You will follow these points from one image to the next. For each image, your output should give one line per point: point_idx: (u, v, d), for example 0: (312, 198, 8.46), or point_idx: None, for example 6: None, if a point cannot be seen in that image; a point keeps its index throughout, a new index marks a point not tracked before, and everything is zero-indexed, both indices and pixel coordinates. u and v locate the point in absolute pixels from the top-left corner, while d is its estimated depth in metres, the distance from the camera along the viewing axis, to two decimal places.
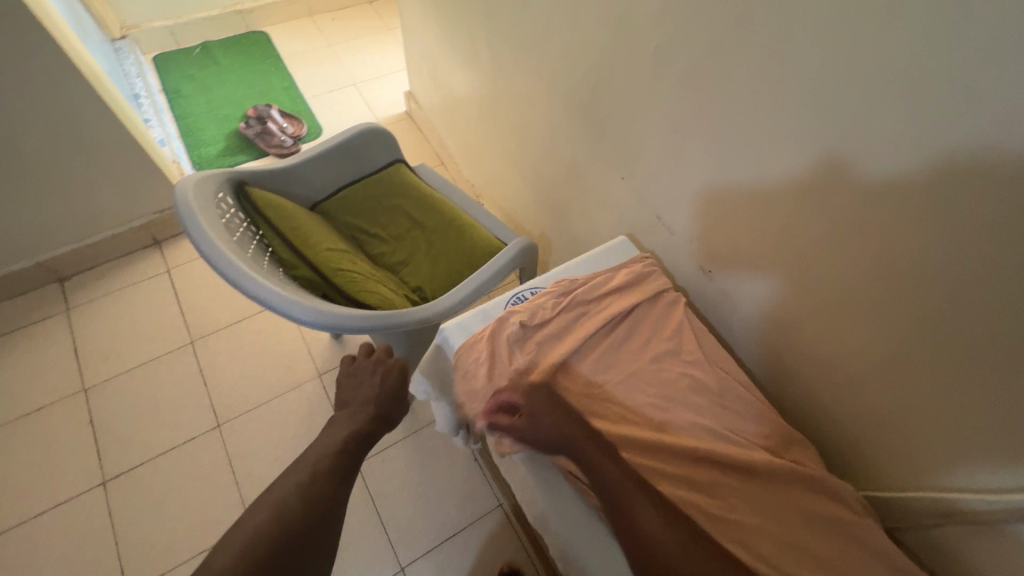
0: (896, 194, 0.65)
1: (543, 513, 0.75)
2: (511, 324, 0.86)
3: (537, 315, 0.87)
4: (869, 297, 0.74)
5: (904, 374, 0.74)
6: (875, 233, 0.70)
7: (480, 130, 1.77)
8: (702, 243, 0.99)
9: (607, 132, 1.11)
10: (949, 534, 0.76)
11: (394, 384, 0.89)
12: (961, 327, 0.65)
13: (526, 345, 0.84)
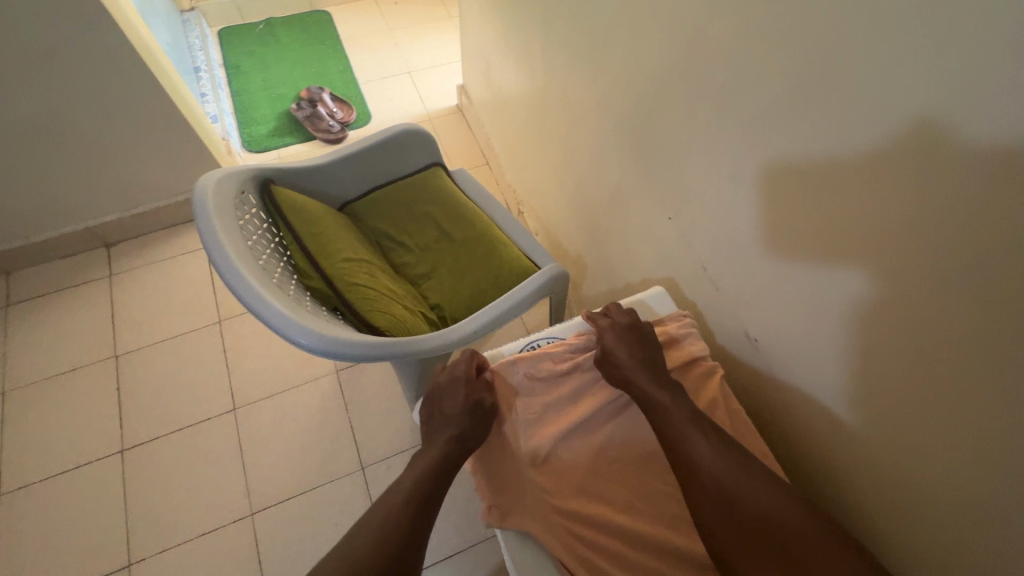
0: (1004, 308, 0.52)
1: None
2: (518, 378, 0.82)
3: (547, 374, 0.83)
4: (949, 414, 0.61)
5: (984, 514, 0.61)
6: (967, 345, 0.56)
7: (527, 136, 1.68)
8: (751, 306, 0.87)
9: (658, 164, 1.00)
10: None
11: (460, 397, 0.77)
12: None
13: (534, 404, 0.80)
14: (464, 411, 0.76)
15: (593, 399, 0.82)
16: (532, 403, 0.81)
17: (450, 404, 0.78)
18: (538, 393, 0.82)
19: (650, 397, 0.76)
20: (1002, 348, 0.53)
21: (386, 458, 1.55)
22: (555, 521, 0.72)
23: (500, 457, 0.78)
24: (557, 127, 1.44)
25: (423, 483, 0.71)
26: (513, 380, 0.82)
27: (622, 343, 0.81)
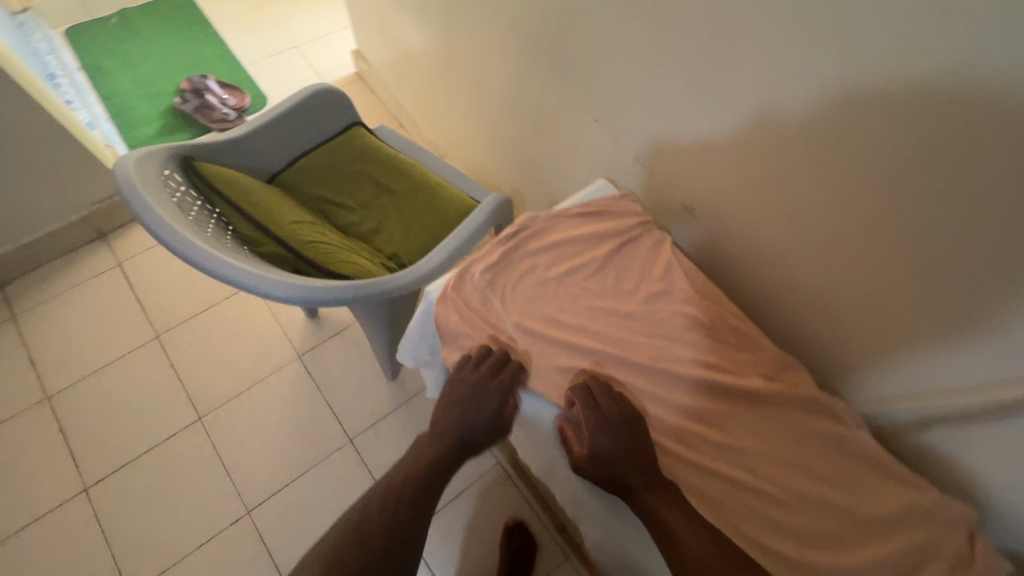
0: (883, 108, 0.64)
1: (551, 463, 0.76)
2: (481, 280, 0.81)
3: (508, 271, 0.82)
4: (854, 214, 0.74)
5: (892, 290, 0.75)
6: (860, 150, 0.68)
7: (436, 87, 1.69)
8: (683, 180, 0.97)
9: (576, 73, 1.07)
10: (927, 437, 0.78)
11: (491, 410, 0.75)
12: (944, 235, 0.65)
13: (504, 293, 0.81)
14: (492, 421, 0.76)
15: (564, 280, 0.82)
16: (501, 294, 0.81)
17: (479, 410, 0.75)
18: (504, 283, 0.82)
19: (650, 512, 0.66)
20: (886, 139, 0.65)
21: (371, 426, 1.56)
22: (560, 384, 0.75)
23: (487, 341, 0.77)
24: (466, 67, 1.45)
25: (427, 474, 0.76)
26: (475, 281, 0.81)
27: (614, 449, 0.68)
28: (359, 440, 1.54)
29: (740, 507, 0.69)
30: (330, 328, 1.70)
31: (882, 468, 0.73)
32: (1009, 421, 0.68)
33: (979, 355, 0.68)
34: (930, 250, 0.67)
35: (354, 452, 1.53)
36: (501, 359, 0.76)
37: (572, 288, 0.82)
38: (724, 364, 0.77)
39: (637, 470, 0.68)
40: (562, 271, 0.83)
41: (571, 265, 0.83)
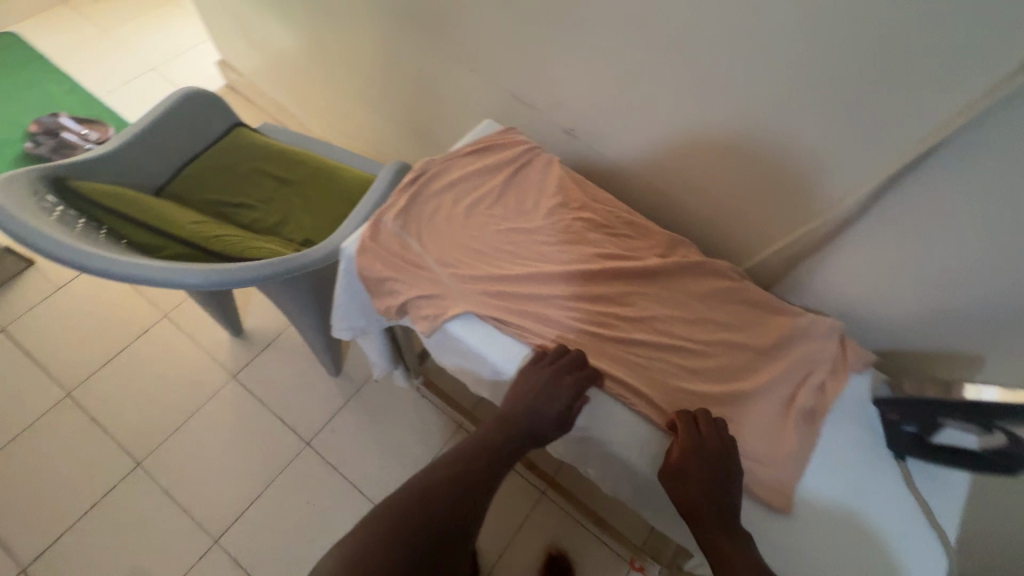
0: None
1: (499, 380, 0.80)
2: (397, 227, 0.84)
3: (418, 215, 0.87)
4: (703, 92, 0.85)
5: (746, 151, 0.86)
6: (693, 29, 0.79)
7: (312, 79, 1.67)
8: (559, 105, 1.05)
9: (443, 25, 1.12)
10: (801, 275, 0.93)
11: (560, 406, 0.73)
12: (773, 87, 0.77)
13: (418, 234, 0.85)
14: (560, 416, 0.74)
15: (471, 213, 0.88)
16: (416, 235, 0.85)
17: (548, 405, 0.73)
18: (417, 225, 0.86)
19: (709, 537, 0.65)
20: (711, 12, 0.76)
21: (326, 425, 1.55)
22: (487, 302, 0.81)
23: (412, 280, 0.82)
24: (340, 50, 1.45)
25: (488, 461, 0.73)
26: (392, 227, 0.84)
27: (696, 472, 0.68)
28: (317, 442, 1.53)
29: (661, 364, 0.79)
30: (260, 342, 1.65)
31: (768, 307, 0.86)
32: (846, 239, 0.84)
33: (815, 192, 0.83)
34: (767, 104, 0.79)
35: (315, 454, 1.51)
36: (585, 365, 0.76)
37: (479, 216, 0.88)
38: (625, 254, 0.87)
39: (712, 504, 0.67)
40: (466, 205, 0.89)
41: (473, 197, 0.90)
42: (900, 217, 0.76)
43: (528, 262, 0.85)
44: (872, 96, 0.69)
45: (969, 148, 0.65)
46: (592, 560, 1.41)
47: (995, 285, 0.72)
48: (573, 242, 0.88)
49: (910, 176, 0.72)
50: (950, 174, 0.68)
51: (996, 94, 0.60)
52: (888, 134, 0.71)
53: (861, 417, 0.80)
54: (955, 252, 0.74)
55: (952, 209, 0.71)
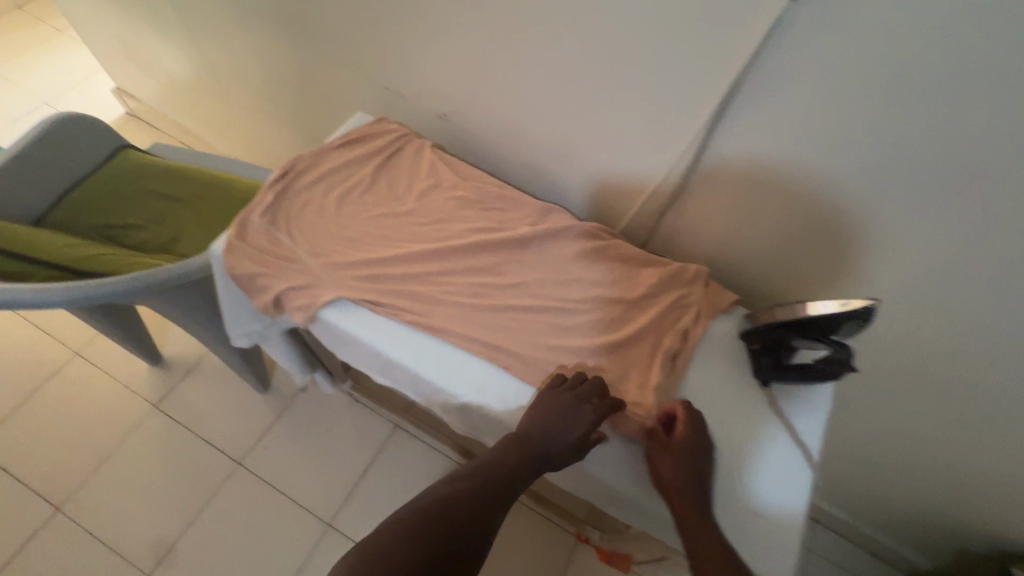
0: None
1: (383, 363, 0.81)
2: (265, 224, 0.85)
3: (288, 210, 0.87)
4: (548, 62, 0.88)
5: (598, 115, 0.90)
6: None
7: (206, 97, 1.65)
8: (430, 92, 1.07)
9: (312, 25, 1.13)
10: (669, 228, 0.98)
11: (581, 430, 0.71)
12: (603, 47, 0.81)
13: (288, 229, 0.86)
14: (579, 441, 0.72)
15: (344, 203, 0.90)
16: (286, 230, 0.86)
17: (568, 430, 0.71)
18: (288, 220, 0.86)
19: (682, 518, 0.67)
20: None
21: (258, 442, 1.53)
22: (360, 286, 0.82)
23: (283, 273, 0.82)
24: (221, 60, 1.43)
25: (502, 483, 0.69)
26: (260, 224, 0.85)
27: (677, 456, 0.70)
28: (250, 461, 1.50)
29: (536, 326, 0.82)
30: (181, 368, 1.61)
31: (639, 260, 0.90)
32: (693, 196, 0.90)
33: (656, 146, 0.88)
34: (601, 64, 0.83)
35: (248, 473, 1.48)
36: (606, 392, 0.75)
37: (351, 205, 0.90)
38: (497, 225, 0.90)
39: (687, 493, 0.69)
40: (338, 195, 0.90)
41: (343, 188, 0.91)
42: (731, 187, 0.85)
43: (402, 243, 0.87)
44: (679, 45, 0.75)
45: (760, 86, 0.72)
46: (545, 537, 1.47)
47: (814, 230, 0.82)
48: (446, 220, 0.90)
49: (728, 113, 0.78)
50: (756, 140, 0.78)
51: (768, 31, 0.67)
52: (698, 80, 0.77)
53: (728, 354, 0.84)
54: (779, 209, 0.83)
55: (766, 172, 0.80)
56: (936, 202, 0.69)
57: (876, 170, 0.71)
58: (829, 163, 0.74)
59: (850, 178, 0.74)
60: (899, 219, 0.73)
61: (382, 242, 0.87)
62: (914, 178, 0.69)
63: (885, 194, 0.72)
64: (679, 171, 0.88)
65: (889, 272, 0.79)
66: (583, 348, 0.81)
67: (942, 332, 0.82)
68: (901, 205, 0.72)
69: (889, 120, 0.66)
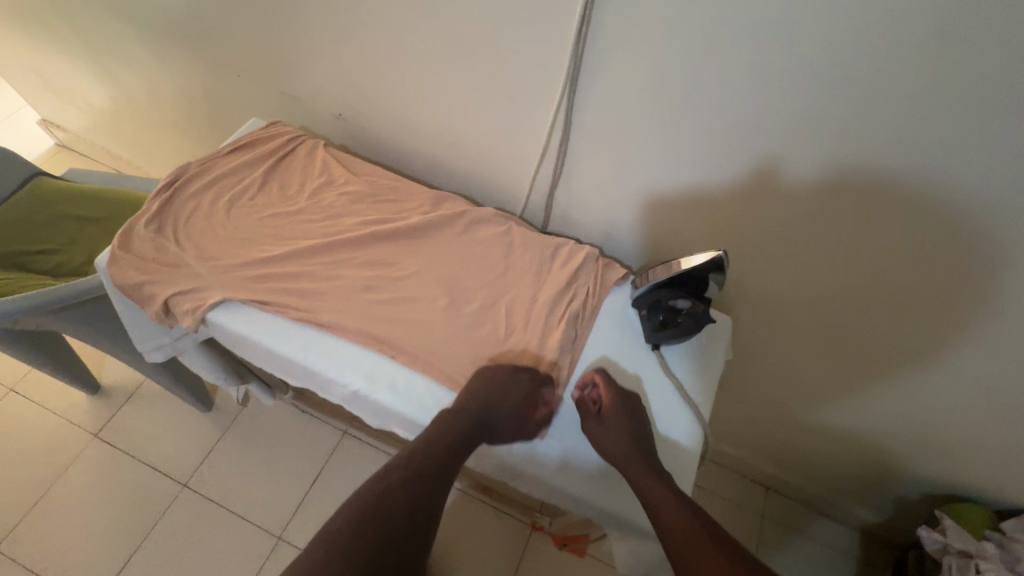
0: None
1: (277, 362, 0.81)
2: (150, 232, 0.85)
3: (177, 218, 0.88)
4: (421, 52, 0.90)
5: (478, 100, 0.92)
6: None
7: (125, 120, 1.63)
8: (324, 93, 1.08)
9: (206, 37, 1.14)
10: (565, 207, 0.99)
11: (519, 397, 0.74)
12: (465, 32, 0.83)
13: (175, 235, 0.86)
14: (518, 411, 0.74)
15: (233, 206, 0.90)
16: (174, 237, 0.86)
17: (504, 400, 0.73)
18: (175, 227, 0.87)
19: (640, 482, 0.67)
20: None
21: (203, 462, 1.50)
22: (247, 286, 0.82)
23: (169, 279, 0.82)
24: (130, 81, 1.43)
25: (437, 461, 0.70)
26: (145, 233, 0.85)
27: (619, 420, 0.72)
28: (196, 481, 1.48)
29: (428, 311, 0.83)
30: (121, 395, 1.58)
31: (533, 240, 0.91)
32: (577, 177, 0.93)
33: (531, 126, 0.90)
34: (468, 49, 0.85)
35: (194, 494, 1.46)
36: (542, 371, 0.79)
37: (241, 208, 0.90)
38: (389, 216, 0.91)
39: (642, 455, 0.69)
40: (228, 199, 0.90)
41: (233, 192, 0.91)
42: (704, 204, 0.86)
43: (293, 241, 0.87)
44: (524, 22, 0.77)
45: (603, 51, 0.75)
46: (502, 531, 1.46)
47: (796, 234, 0.82)
48: (338, 216, 0.90)
49: (583, 82, 0.80)
50: (704, 155, 0.79)
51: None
52: (547, 53, 0.79)
53: (621, 323, 0.85)
54: (759, 221, 0.83)
55: (733, 185, 0.81)
56: (779, 124, 0.71)
57: (827, 162, 0.72)
58: (784, 164, 0.75)
59: (809, 177, 0.74)
60: (870, 207, 0.73)
61: (271, 241, 0.87)
62: (865, 161, 0.69)
63: (849, 186, 0.72)
64: (559, 147, 0.90)
65: (871, 260, 0.79)
66: (477, 329, 0.82)
67: (839, 267, 0.82)
68: (867, 193, 0.72)
69: (816, 112, 0.67)
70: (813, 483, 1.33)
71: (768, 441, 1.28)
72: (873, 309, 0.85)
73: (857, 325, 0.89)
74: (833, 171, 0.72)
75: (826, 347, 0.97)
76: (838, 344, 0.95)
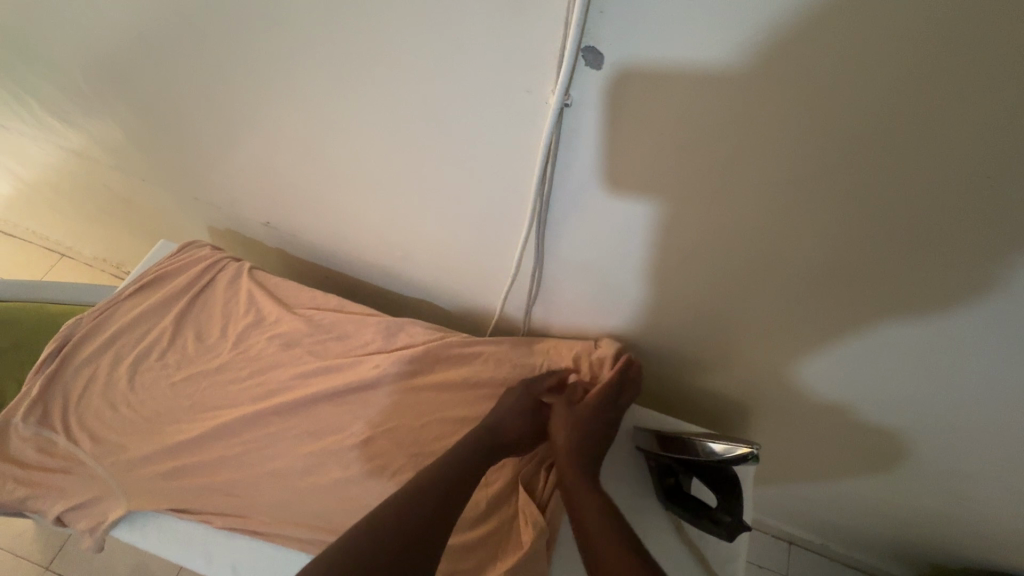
0: (265, 62, 0.63)
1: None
2: (33, 424, 0.69)
3: (68, 397, 0.71)
4: (351, 164, 0.73)
5: (426, 212, 0.75)
6: (296, 107, 0.68)
7: (33, 214, 1.41)
8: (245, 198, 0.90)
9: (96, 141, 0.95)
10: (543, 315, 0.84)
11: (514, 393, 0.70)
12: (401, 152, 0.67)
13: (66, 424, 0.69)
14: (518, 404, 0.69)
15: (139, 371, 0.73)
16: (64, 427, 0.69)
17: (499, 407, 0.69)
18: (67, 411, 0.70)
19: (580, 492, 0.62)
20: (295, 90, 0.66)
21: None
22: (157, 486, 0.66)
23: (58, 488, 0.65)
24: (25, 181, 1.22)
25: (459, 462, 0.62)
26: (27, 425, 0.68)
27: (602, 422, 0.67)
28: None
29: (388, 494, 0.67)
30: None
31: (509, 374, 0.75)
32: (558, 293, 0.78)
33: (494, 242, 0.73)
34: (406, 165, 0.69)
35: None
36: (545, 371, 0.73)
37: (149, 373, 0.73)
38: (332, 365, 0.74)
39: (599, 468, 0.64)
40: (131, 363, 0.74)
41: (137, 352, 0.74)
42: (659, 170, 0.53)
43: (214, 413, 0.71)
44: (469, 138, 0.60)
45: (567, 179, 0.59)
46: None
47: (799, 201, 0.50)
48: (269, 372, 0.74)
49: (554, 207, 0.63)
50: (663, 106, 0.47)
51: (551, 138, 0.53)
52: (505, 184, 0.64)
53: (624, 478, 0.71)
54: (746, 187, 0.51)
55: (701, 135, 0.48)
56: (798, 233, 0.53)
57: (880, 83, 0.39)
58: (793, 88, 0.42)
59: (835, 103, 0.41)
60: (935, 150, 0.41)
61: (187, 416, 0.71)
62: (961, 84, 0.37)
63: (907, 121, 0.40)
64: (530, 263, 0.73)
65: (931, 239, 0.47)
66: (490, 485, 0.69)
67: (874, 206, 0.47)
68: (948, 138, 0.40)
69: (868, 214, 0.48)
70: (851, 553, 1.18)
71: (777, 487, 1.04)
72: (929, 249, 0.48)
73: (927, 310, 0.54)
74: (876, 90, 0.39)
75: (890, 336, 0.60)
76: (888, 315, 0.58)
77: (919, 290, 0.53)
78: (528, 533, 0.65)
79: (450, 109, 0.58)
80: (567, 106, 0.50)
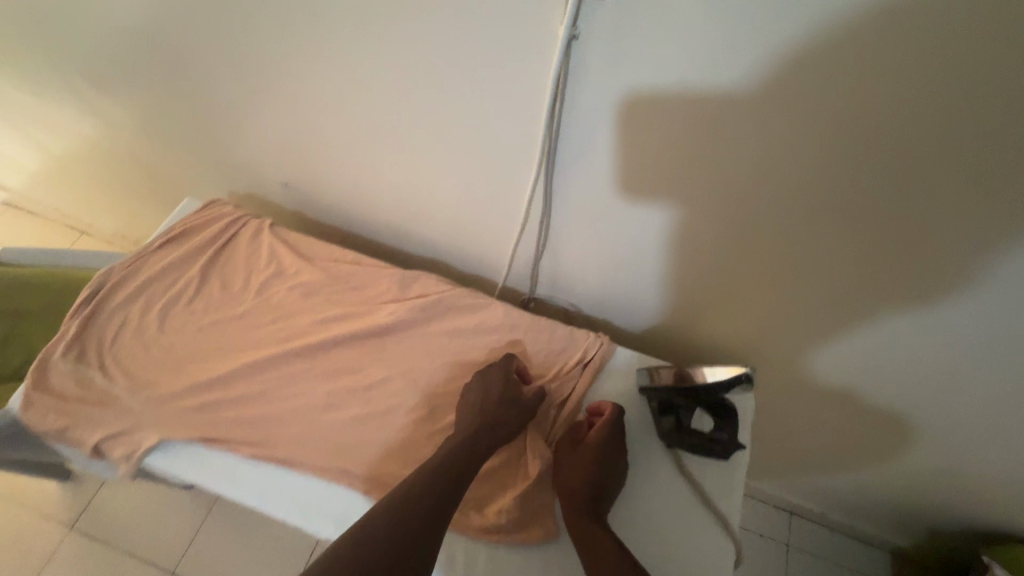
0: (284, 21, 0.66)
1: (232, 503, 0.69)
2: (71, 362, 0.73)
3: (102, 340, 0.75)
4: (364, 121, 0.76)
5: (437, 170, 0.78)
6: (313, 65, 0.71)
7: (54, 187, 1.46)
8: (264, 161, 0.94)
9: (119, 110, 0.98)
10: (548, 275, 0.87)
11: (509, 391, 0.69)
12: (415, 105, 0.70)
13: (101, 363, 0.74)
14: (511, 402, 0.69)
15: (169, 317, 0.78)
16: (99, 366, 0.73)
17: (493, 402, 0.68)
18: (101, 352, 0.75)
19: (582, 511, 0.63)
20: (313, 48, 0.68)
21: None
22: (187, 419, 0.70)
23: (95, 419, 0.70)
24: (49, 153, 1.27)
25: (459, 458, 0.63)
26: (65, 363, 0.73)
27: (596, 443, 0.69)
28: None
29: (402, 430, 0.71)
30: None
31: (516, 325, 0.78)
32: (563, 251, 0.80)
33: (503, 197, 0.76)
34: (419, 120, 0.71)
35: None
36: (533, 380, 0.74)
37: (178, 318, 0.78)
38: (349, 313, 0.78)
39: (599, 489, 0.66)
40: (161, 309, 0.78)
41: (167, 299, 0.79)
42: (659, 106, 0.55)
43: (239, 356, 0.75)
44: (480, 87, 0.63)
45: (574, 122, 0.61)
46: None
47: (795, 134, 0.52)
48: (289, 320, 0.78)
49: (561, 154, 0.66)
50: (665, 38, 0.50)
51: (560, 74, 0.56)
52: (514, 131, 0.65)
53: (627, 419, 0.74)
54: (743, 121, 0.53)
55: (701, 67, 0.51)
56: (796, 170, 0.55)
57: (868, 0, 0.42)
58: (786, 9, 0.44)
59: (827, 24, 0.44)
60: (921, 64, 0.44)
61: (214, 359, 0.75)
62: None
63: (894, 36, 0.43)
64: (537, 218, 0.76)
65: (920, 161, 0.50)
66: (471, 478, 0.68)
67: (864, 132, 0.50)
68: (932, 52, 0.43)
69: (861, 140, 0.50)
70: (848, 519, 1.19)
71: (781, 461, 1.03)
72: (913, 176, 0.51)
73: (920, 245, 0.56)
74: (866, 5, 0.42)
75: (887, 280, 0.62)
76: (882, 256, 0.59)
77: (910, 224, 0.55)
78: (535, 465, 0.68)
79: (461, 53, 0.60)
80: (575, 37, 0.53)
